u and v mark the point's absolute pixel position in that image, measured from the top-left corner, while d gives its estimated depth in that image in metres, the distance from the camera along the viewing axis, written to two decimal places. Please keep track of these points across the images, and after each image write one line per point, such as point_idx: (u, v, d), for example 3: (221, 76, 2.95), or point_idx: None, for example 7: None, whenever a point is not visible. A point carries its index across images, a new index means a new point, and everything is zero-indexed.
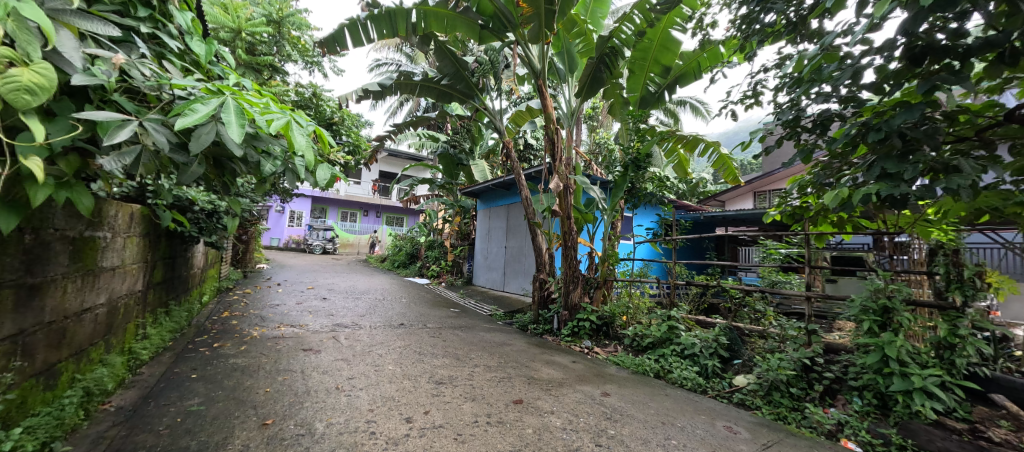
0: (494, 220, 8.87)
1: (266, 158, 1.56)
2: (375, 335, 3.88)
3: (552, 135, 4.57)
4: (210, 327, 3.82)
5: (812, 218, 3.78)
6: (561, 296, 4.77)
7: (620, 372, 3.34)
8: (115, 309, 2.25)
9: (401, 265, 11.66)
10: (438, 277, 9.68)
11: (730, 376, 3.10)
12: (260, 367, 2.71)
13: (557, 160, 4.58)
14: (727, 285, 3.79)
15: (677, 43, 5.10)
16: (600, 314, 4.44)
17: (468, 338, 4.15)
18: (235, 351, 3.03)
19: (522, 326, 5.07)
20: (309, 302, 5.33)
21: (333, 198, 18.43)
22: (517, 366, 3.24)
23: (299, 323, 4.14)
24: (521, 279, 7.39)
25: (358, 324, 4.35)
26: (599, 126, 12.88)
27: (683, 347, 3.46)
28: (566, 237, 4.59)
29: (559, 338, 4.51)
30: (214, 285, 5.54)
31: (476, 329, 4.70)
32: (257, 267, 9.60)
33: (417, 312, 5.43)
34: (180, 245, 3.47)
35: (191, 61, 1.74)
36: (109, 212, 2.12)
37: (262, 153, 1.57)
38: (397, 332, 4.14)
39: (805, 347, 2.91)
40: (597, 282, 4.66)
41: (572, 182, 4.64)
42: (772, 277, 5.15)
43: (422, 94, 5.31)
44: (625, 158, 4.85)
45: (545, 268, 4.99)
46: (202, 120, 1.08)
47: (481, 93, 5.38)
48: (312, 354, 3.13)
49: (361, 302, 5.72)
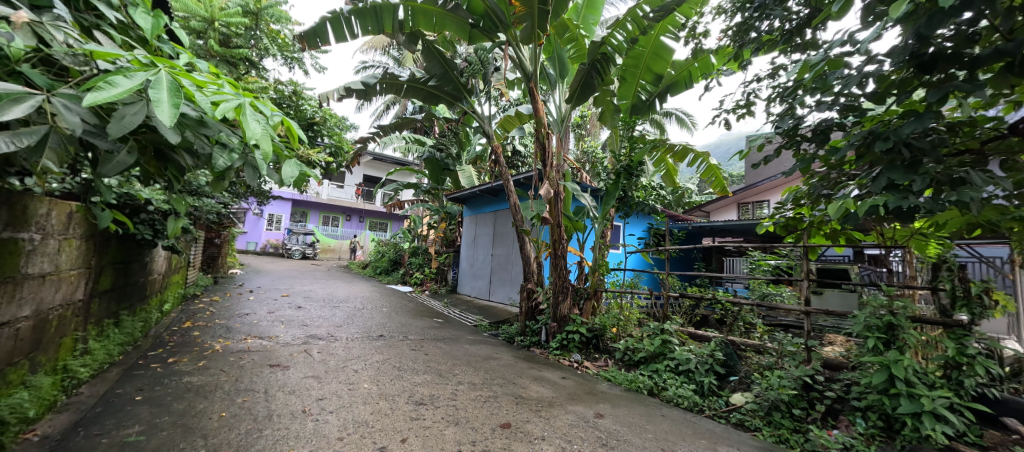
0: (480, 227, 8.67)
1: (220, 150, 1.34)
2: (352, 348, 3.61)
3: (543, 139, 4.42)
4: (168, 339, 3.48)
5: (806, 230, 3.72)
6: (550, 307, 4.59)
7: (613, 389, 3.16)
8: (44, 323, 1.95)
9: (384, 272, 11.31)
10: (421, 284, 9.39)
11: (727, 394, 2.95)
12: (218, 387, 2.43)
13: (548, 166, 4.42)
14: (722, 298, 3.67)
15: (669, 51, 5.04)
16: (590, 327, 4.27)
17: (451, 351, 3.91)
18: (192, 368, 2.72)
19: (509, 338, 4.86)
20: (282, 311, 5.00)
21: (315, 202, 17.93)
22: (504, 383, 3.03)
23: (269, 335, 3.83)
24: (508, 289, 7.19)
25: (334, 335, 4.06)
26: (587, 135, 12.89)
27: (677, 362, 3.31)
28: (556, 246, 4.42)
29: (547, 351, 4.31)
30: (178, 291, 5.15)
31: (460, 340, 4.47)
32: (230, 272, 9.12)
33: (398, 322, 5.16)
34: (135, 248, 3.15)
35: (137, 37, 1.51)
36: (39, 210, 1.84)
37: (216, 144, 1.35)
38: (376, 344, 3.88)
39: (805, 364, 2.79)
40: (587, 293, 4.47)
41: (562, 188, 4.49)
42: (762, 289, 5.09)
43: (409, 95, 5.12)
44: (617, 165, 4.73)
45: (533, 277, 4.81)
46: (123, 96, 0.86)
47: (470, 96, 5.21)
48: (280, 370, 2.85)
49: (338, 311, 5.41)
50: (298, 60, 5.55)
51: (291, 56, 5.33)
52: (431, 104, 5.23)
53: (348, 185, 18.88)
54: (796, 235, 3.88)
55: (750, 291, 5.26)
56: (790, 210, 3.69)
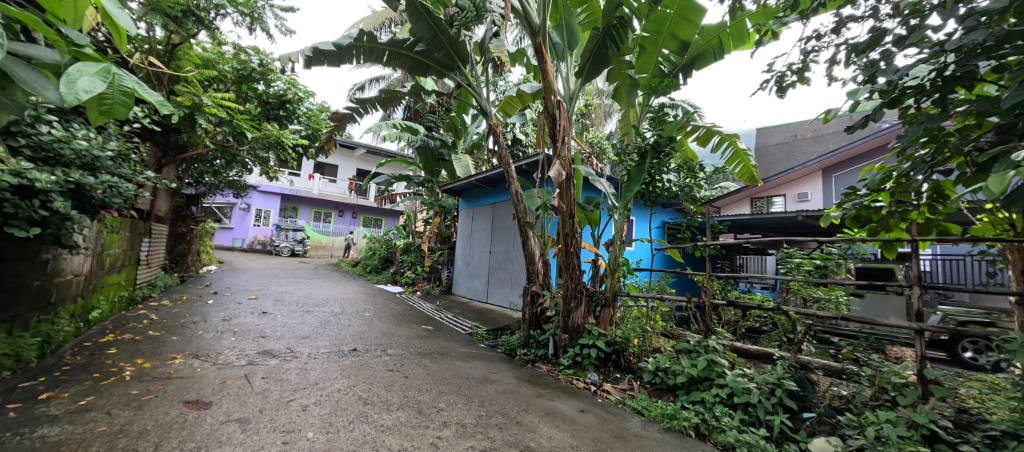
0: (477, 222, 7.86)
1: None
2: (313, 370, 2.84)
3: (552, 109, 3.51)
4: (69, 359, 2.68)
5: (886, 221, 2.98)
6: (559, 315, 3.80)
7: (649, 430, 2.40)
8: None
9: (374, 271, 10.54)
10: (413, 285, 8.58)
11: (805, 440, 2.18)
12: (85, 446, 1.64)
13: (558, 142, 3.52)
14: (786, 307, 2.84)
15: (698, 13, 4.26)
16: (609, 340, 3.50)
17: (439, 371, 3.14)
18: (64, 411, 1.92)
19: (509, 351, 4.09)
20: (241, 318, 4.21)
21: (305, 197, 17.11)
22: (506, 425, 2.25)
23: (209, 351, 3.04)
24: (508, 290, 6.41)
25: (294, 351, 3.28)
26: (592, 126, 12.16)
27: (730, 392, 2.54)
28: (567, 241, 3.59)
29: (557, 369, 3.54)
30: (119, 295, 4.36)
31: (451, 355, 3.69)
32: (203, 271, 8.30)
33: (379, 331, 4.37)
34: (6, 242, 2.34)
35: None
36: None
37: None
38: (346, 363, 3.10)
39: (920, 404, 2.03)
40: (604, 298, 3.65)
41: (574, 171, 3.63)
42: (809, 294, 4.32)
43: (392, 63, 4.38)
44: (642, 144, 3.87)
45: (538, 278, 4.02)
46: None
47: (465, 65, 4.46)
48: (195, 410, 2.06)
49: (310, 317, 4.64)
50: (262, 22, 4.69)
51: (251, 15, 4.48)
52: (418, 75, 4.49)
53: (341, 179, 18.06)
54: (872, 226, 3.13)
55: (790, 294, 4.51)
56: (865, 196, 2.95)
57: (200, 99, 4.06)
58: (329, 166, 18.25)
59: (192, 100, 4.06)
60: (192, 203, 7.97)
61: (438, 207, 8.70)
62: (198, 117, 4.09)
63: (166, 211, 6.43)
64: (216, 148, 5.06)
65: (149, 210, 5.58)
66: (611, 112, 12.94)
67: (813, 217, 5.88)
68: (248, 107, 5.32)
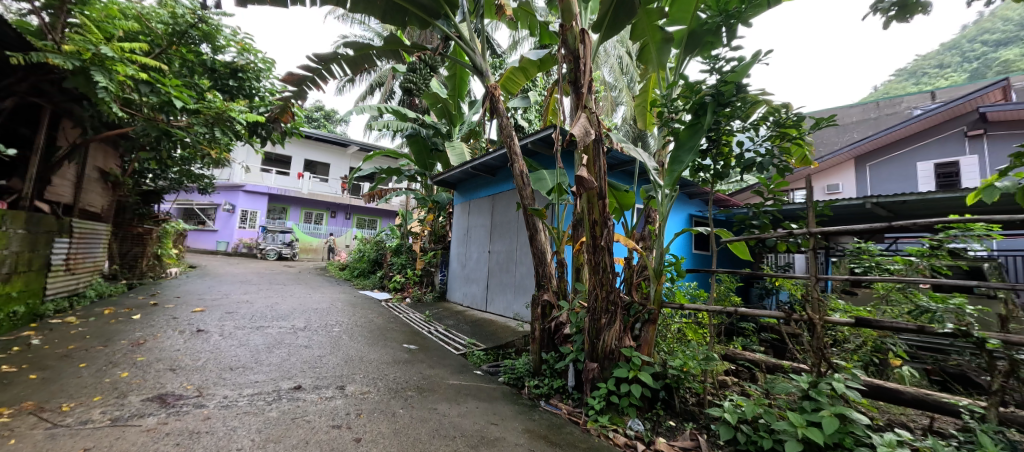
0: (474, 218, 6.81)
1: None
2: (207, 435, 1.80)
3: (574, 45, 2.48)
4: None
5: None
6: (583, 336, 2.75)
7: None
8: None
9: (363, 275, 9.57)
10: (402, 290, 7.55)
11: None
12: None
13: (584, 88, 2.47)
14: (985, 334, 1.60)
15: None
16: (657, 371, 2.47)
17: (410, 425, 2.12)
18: None
19: (516, 382, 3.05)
20: (160, 341, 3.18)
21: (294, 197, 16.06)
22: None
23: (66, 401, 2.03)
24: (511, 297, 5.37)
25: (203, 395, 2.25)
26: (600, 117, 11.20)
27: None
28: (595, 231, 2.53)
29: (585, 414, 2.49)
30: (7, 309, 3.36)
31: (435, 393, 2.66)
32: (163, 276, 7.31)
33: (344, 356, 3.35)
34: None
35: None
36: None
37: None
38: (269, 416, 2.05)
39: None
40: (647, 313, 2.57)
41: (605, 133, 2.56)
42: (912, 301, 3.22)
43: (359, 11, 3.43)
44: (691, 100, 2.73)
45: (551, 284, 3.03)
46: None
47: (454, 10, 3.46)
48: None
49: (258, 336, 3.61)
50: None
51: None
52: (395, 22, 3.52)
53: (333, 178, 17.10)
54: None
55: (886, 303, 3.40)
56: None
57: (99, 48, 3.09)
58: (321, 165, 17.35)
59: (88, 50, 3.09)
60: (149, 199, 6.98)
61: (432, 203, 7.68)
62: (96, 73, 3.10)
63: (105, 207, 5.44)
64: (143, 126, 4.08)
65: (71, 204, 4.57)
66: (619, 102, 12.00)
67: (882, 204, 4.88)
68: (192, 77, 4.35)
